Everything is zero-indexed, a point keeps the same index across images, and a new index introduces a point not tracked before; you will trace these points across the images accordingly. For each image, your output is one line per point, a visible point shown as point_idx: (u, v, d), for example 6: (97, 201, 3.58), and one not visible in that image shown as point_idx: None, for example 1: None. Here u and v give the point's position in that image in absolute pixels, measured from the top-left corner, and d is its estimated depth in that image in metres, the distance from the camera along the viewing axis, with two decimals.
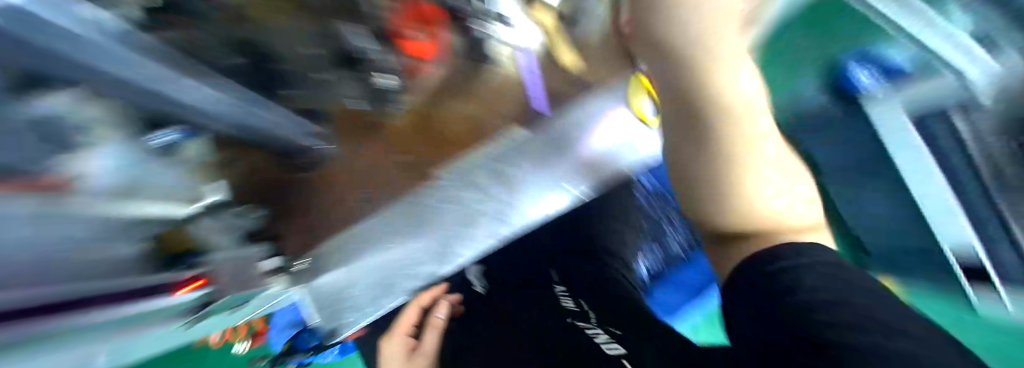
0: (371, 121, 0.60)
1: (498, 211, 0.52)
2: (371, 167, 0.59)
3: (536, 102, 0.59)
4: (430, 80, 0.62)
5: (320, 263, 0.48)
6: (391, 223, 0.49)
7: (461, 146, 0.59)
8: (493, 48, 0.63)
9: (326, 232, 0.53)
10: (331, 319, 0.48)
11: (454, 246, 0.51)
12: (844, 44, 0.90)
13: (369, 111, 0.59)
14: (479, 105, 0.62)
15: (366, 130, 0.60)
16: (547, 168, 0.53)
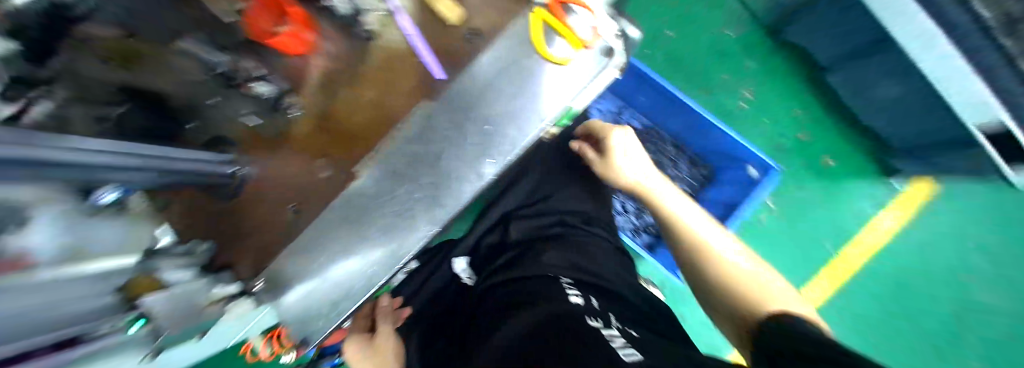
0: (274, 136, 0.51)
1: (444, 191, 0.50)
2: (285, 181, 0.51)
3: (423, 60, 0.49)
4: (323, 75, 0.50)
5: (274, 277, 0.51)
6: (325, 223, 0.50)
7: (366, 138, 0.50)
8: (374, 19, 0.48)
9: (277, 254, 0.52)
10: (303, 329, 0.52)
11: (398, 240, 0.51)
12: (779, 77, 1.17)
13: (260, 125, 0.51)
14: (377, 88, 0.50)
15: (261, 151, 0.51)
16: (489, 141, 0.49)
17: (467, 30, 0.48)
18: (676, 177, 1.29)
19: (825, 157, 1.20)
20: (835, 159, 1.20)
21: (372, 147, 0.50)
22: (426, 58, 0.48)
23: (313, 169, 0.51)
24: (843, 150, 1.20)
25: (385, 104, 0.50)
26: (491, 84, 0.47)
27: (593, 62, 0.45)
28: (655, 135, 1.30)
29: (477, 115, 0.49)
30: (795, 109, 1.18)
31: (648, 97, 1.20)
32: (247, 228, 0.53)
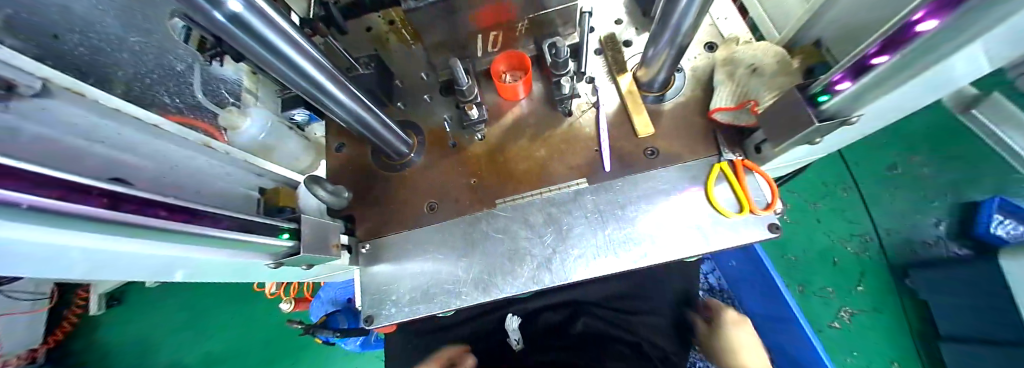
0: (453, 144, 0.60)
1: (554, 262, 0.53)
2: (439, 179, 0.58)
3: (599, 150, 0.56)
4: (517, 121, 0.60)
5: (381, 249, 0.56)
6: (453, 227, 0.55)
7: (521, 182, 0.57)
8: (579, 108, 0.60)
9: (393, 229, 0.57)
10: (373, 305, 0.54)
11: (495, 279, 0.53)
12: (882, 308, 1.05)
13: (448, 131, 0.60)
14: (552, 150, 0.58)
15: (433, 150, 0.60)
16: (620, 244, 0.52)
17: (649, 148, 0.56)
18: None
19: None
20: None
21: (520, 192, 0.56)
22: (604, 151, 0.55)
23: (465, 182, 0.57)
24: None
25: (550, 165, 0.57)
26: (647, 196, 0.53)
27: (749, 223, 0.50)
28: (726, 299, 1.14)
29: (623, 213, 0.53)
30: (894, 366, 1.01)
31: (742, 264, 1.00)
32: (389, 195, 0.59)
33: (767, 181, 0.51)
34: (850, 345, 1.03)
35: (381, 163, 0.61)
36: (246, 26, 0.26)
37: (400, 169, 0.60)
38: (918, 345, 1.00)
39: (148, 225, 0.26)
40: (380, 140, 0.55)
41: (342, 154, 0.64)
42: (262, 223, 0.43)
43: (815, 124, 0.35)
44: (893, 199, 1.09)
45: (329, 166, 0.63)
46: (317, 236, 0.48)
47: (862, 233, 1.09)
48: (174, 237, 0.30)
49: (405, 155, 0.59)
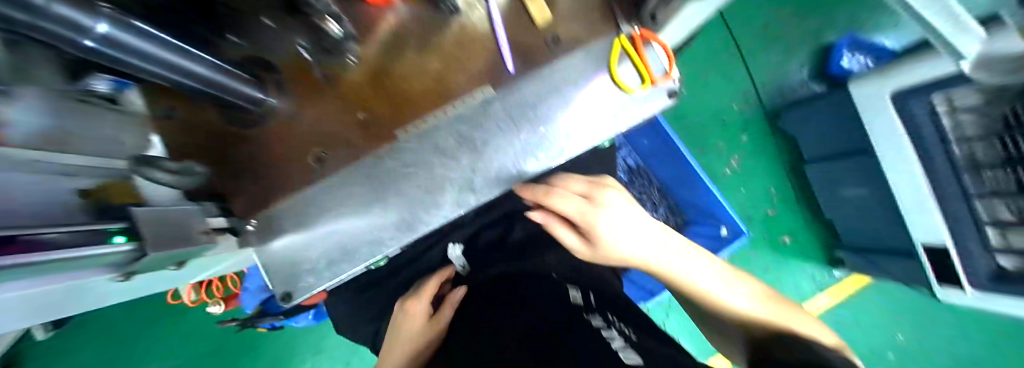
0: (322, 77, 0.48)
1: (478, 182, 0.49)
2: (318, 125, 0.48)
3: (501, 49, 0.49)
4: (395, 33, 0.49)
5: (269, 221, 0.46)
6: (352, 175, 0.47)
7: (421, 107, 0.49)
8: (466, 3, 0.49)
9: (278, 196, 0.47)
10: (288, 282, 0.47)
11: (419, 215, 0.48)
12: (762, 152, 1.24)
13: (311, 61, 0.47)
14: (448, 61, 0.49)
15: (301, 91, 0.48)
16: (538, 145, 0.50)
17: (549, 36, 0.50)
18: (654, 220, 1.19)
19: (785, 235, 1.26)
20: (793, 239, 1.26)
21: (423, 117, 0.49)
22: (504, 48, 0.48)
23: (352, 119, 0.48)
24: (803, 232, 1.26)
25: (448, 78, 0.49)
26: (556, 89, 0.49)
27: (652, 94, 0.50)
28: (643, 175, 1.20)
29: (535, 113, 0.49)
30: (770, 190, 1.25)
31: (651, 140, 1.08)
32: (259, 157, 0.47)
33: (663, 48, 0.49)
34: (742, 183, 1.25)
35: (236, 121, 0.47)
36: (118, 43, 0.27)
37: (264, 124, 0.48)
38: (787, 172, 1.24)
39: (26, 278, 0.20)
40: (223, 94, 0.41)
41: (178, 121, 0.48)
42: (84, 229, 0.31)
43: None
44: (778, 58, 1.22)
45: (162, 140, 0.48)
46: (181, 227, 0.37)
47: (745, 91, 1.23)
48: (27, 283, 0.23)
49: (264, 103, 0.46)
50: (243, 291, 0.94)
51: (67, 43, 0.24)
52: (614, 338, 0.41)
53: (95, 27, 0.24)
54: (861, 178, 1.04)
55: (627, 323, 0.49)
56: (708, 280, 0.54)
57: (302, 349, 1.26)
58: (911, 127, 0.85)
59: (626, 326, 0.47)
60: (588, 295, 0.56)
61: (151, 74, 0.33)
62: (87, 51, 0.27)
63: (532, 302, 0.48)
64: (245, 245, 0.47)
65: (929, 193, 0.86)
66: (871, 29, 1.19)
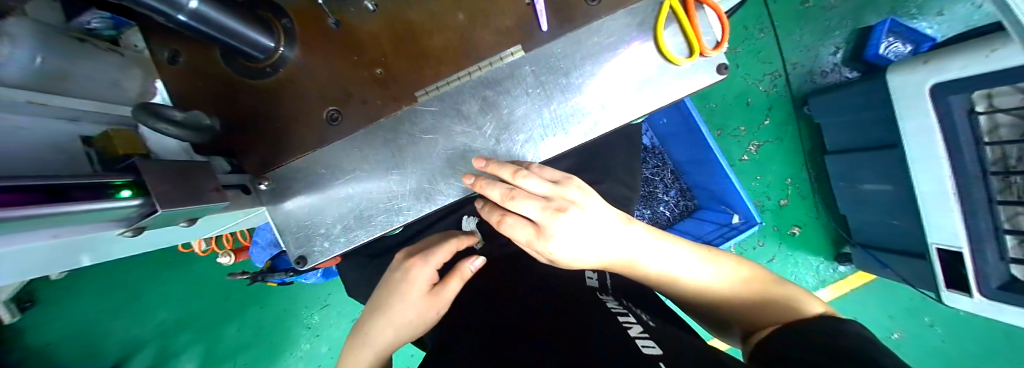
0: (334, 24, 0.43)
1: (502, 153, 0.46)
2: (329, 80, 0.44)
3: (534, 4, 0.44)
4: None
5: (281, 180, 0.44)
6: (368, 136, 0.44)
7: (443, 66, 0.45)
8: None
9: (291, 154, 0.45)
10: (301, 246, 0.45)
11: (438, 186, 0.46)
12: (784, 140, 1.21)
13: (321, 3, 0.42)
14: (474, 14, 0.44)
15: (311, 40, 0.43)
16: (569, 115, 0.46)
17: None
18: (662, 201, 1.25)
19: (794, 226, 1.26)
20: (802, 230, 1.26)
21: (444, 79, 0.45)
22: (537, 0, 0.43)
23: (368, 75, 0.44)
24: (813, 224, 1.26)
25: (474, 34, 0.44)
26: (591, 55, 0.45)
27: (697, 68, 0.45)
28: (658, 155, 1.25)
29: (568, 81, 0.45)
30: (787, 180, 1.23)
31: (670, 119, 1.07)
32: (272, 113, 0.44)
33: (717, 16, 0.44)
34: (757, 170, 1.24)
35: (243, 70, 0.43)
36: (206, 17, 0.33)
37: (271, 77, 0.44)
38: (805, 163, 1.22)
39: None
40: (224, 39, 0.37)
41: (181, 67, 0.45)
42: (102, 181, 0.30)
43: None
44: (815, 39, 1.14)
45: (168, 86, 0.45)
46: (193, 185, 0.35)
47: (772, 72, 1.17)
48: (12, 227, 0.21)
49: (273, 53, 0.42)
50: (254, 247, 0.97)
51: (166, 13, 0.31)
52: (633, 323, 0.38)
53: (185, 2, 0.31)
54: (882, 175, 1.01)
55: (644, 310, 0.48)
56: (684, 265, 0.46)
57: (308, 305, 1.32)
58: (948, 126, 0.80)
59: (645, 313, 0.45)
60: (604, 277, 0.55)
61: (214, 41, 0.37)
62: (177, 22, 0.33)
63: (544, 293, 0.46)
64: (262, 206, 0.45)
65: (954, 197, 0.84)
66: (916, 12, 1.09)
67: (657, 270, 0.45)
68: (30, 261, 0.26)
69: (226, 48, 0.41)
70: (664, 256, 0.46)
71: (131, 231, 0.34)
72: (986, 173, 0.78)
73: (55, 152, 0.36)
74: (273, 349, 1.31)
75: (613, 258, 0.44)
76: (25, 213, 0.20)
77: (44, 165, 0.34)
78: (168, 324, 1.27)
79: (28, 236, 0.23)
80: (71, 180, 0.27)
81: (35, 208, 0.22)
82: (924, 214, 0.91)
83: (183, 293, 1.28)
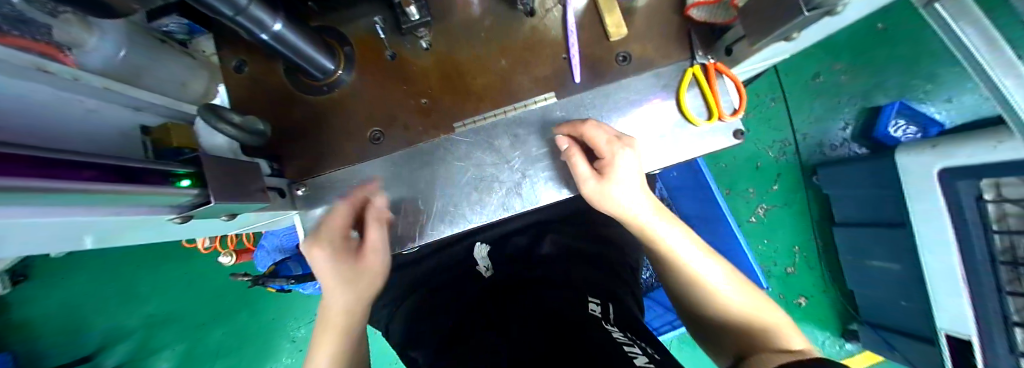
0: (390, 56, 0.49)
1: (526, 186, 0.48)
2: (378, 103, 0.49)
3: (569, 59, 0.49)
4: (467, 25, 0.49)
5: (320, 189, 0.48)
6: (407, 155, 0.48)
7: (481, 102, 0.49)
8: (542, 9, 0.49)
9: (333, 165, 0.49)
10: None
11: (461, 209, 0.48)
12: (792, 206, 1.23)
13: (383, 38, 0.48)
14: (515, 62, 0.49)
15: (368, 66, 0.49)
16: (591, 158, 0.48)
17: (620, 54, 0.50)
18: None
19: (801, 297, 1.23)
20: (809, 301, 1.23)
21: (480, 114, 0.49)
22: (575, 57, 0.48)
23: (414, 104, 0.49)
24: (820, 296, 1.23)
25: (513, 79, 0.49)
26: (617, 109, 0.49)
27: (716, 130, 0.48)
28: (665, 206, 1.27)
29: None
30: (793, 246, 1.23)
31: (681, 173, 1.09)
32: (324, 126, 0.49)
33: (735, 85, 0.47)
34: (765, 234, 1.24)
35: (304, 84, 0.48)
36: (285, 39, 0.38)
37: (326, 93, 0.48)
38: (812, 232, 1.22)
39: (30, 191, 0.19)
40: (296, 59, 0.42)
41: (246, 75, 0.49)
42: (164, 167, 0.32)
43: (801, 14, 0.32)
44: (824, 113, 1.19)
45: (230, 90, 0.49)
46: (238, 182, 0.37)
47: (782, 139, 1.21)
48: (56, 198, 0.22)
49: (332, 74, 0.47)
50: (260, 250, 1.05)
51: (252, 32, 0.36)
52: (639, 353, 0.37)
53: (271, 25, 0.36)
54: (891, 251, 1.01)
55: (650, 345, 0.43)
56: (700, 261, 0.44)
57: (295, 317, 1.24)
58: (957, 210, 0.81)
59: (650, 348, 0.41)
60: (609, 309, 0.50)
61: (285, 58, 0.42)
62: (258, 39, 0.37)
63: (551, 312, 0.47)
64: (296, 208, 0.48)
65: (962, 282, 0.83)
66: (924, 97, 1.14)
67: (672, 248, 0.43)
68: (74, 223, 0.27)
69: (293, 66, 0.46)
70: (682, 240, 0.44)
71: (179, 217, 0.37)
72: (994, 261, 0.78)
73: (118, 138, 0.39)
74: (252, 355, 1.25)
75: (636, 212, 0.43)
76: (96, 189, 0.24)
77: (109, 149, 0.37)
78: (160, 314, 1.27)
79: (89, 210, 0.27)
80: (139, 164, 0.29)
81: (81, 184, 0.23)
82: (933, 296, 0.90)
83: (177, 284, 1.27)
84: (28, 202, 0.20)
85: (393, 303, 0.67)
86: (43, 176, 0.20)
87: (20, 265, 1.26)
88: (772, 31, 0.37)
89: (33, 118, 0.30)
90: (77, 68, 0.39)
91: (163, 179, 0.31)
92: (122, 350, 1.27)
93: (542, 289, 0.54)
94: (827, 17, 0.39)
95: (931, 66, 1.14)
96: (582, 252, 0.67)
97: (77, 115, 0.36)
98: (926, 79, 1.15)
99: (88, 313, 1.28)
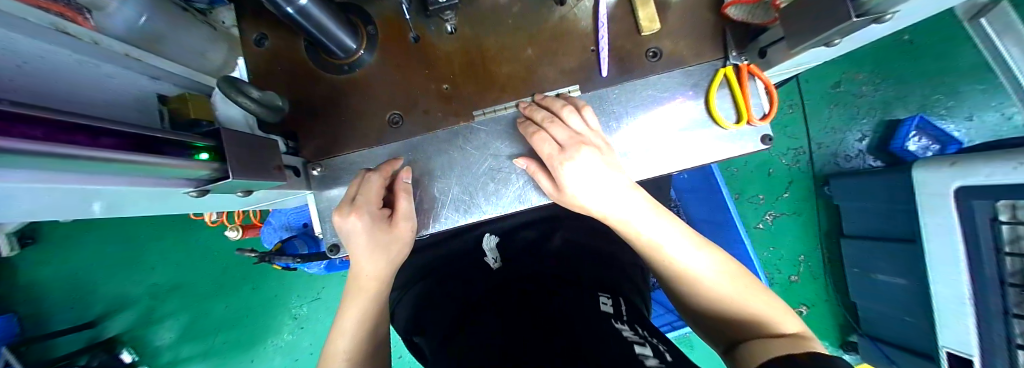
0: (414, 38, 0.48)
1: None
2: (399, 86, 0.48)
3: (597, 50, 0.47)
4: (495, 12, 0.48)
5: (336, 171, 0.47)
6: (426, 141, 0.47)
7: (504, 91, 0.48)
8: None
9: (349, 147, 0.48)
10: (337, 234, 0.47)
11: (475, 199, 0.47)
12: (801, 215, 1.21)
13: (407, 20, 0.47)
14: (541, 51, 0.48)
15: (391, 48, 0.48)
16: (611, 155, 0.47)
17: (650, 49, 0.48)
18: None
19: (802, 305, 1.23)
20: (810, 310, 1.23)
21: (502, 103, 0.48)
22: (603, 49, 0.46)
23: (435, 89, 0.48)
24: (821, 306, 1.23)
25: (538, 69, 0.48)
26: (642, 106, 0.47)
27: (743, 134, 0.47)
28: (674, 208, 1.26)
29: (616, 125, 0.47)
30: (799, 256, 1.23)
31: (691, 175, 1.08)
32: (342, 107, 0.48)
33: (766, 87, 0.46)
34: (771, 241, 1.23)
35: (325, 63, 0.47)
36: (311, 15, 0.36)
37: (344, 72, 0.47)
38: (819, 243, 1.21)
39: (41, 157, 0.17)
40: (320, 36, 0.41)
41: (265, 50, 0.48)
42: (185, 139, 0.31)
43: (851, 19, 0.31)
44: (841, 123, 1.17)
45: (249, 64, 0.48)
46: (255, 159, 0.36)
47: (797, 148, 1.19)
48: (70, 164, 0.21)
49: (353, 53, 0.46)
50: (266, 226, 1.05)
51: (277, 5, 0.34)
52: (650, 350, 0.37)
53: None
54: (899, 267, 1.00)
55: (659, 342, 0.42)
56: (680, 247, 0.40)
57: (298, 294, 1.25)
58: (971, 230, 0.80)
59: (660, 347, 0.40)
60: (619, 303, 0.50)
61: (307, 34, 0.40)
62: (281, 12, 0.35)
63: (558, 307, 0.46)
64: (311, 188, 0.48)
65: (970, 304, 0.83)
66: (945, 113, 1.12)
67: (646, 236, 0.40)
68: (92, 188, 0.27)
69: (313, 42, 0.44)
70: (657, 228, 0.40)
71: (197, 191, 0.37)
72: (1004, 283, 0.77)
73: (133, 106, 0.38)
74: (254, 330, 1.27)
75: (604, 201, 0.40)
76: (116, 158, 0.23)
77: (123, 116, 0.36)
78: (165, 284, 1.29)
79: (111, 179, 0.26)
80: (157, 134, 0.28)
81: (94, 152, 0.22)
82: (939, 315, 0.89)
83: (182, 256, 1.28)
84: (45, 166, 0.20)
85: (401, 289, 0.68)
86: (59, 141, 0.19)
87: (29, 228, 1.27)
88: (817, 35, 0.35)
89: (49, 83, 0.29)
90: (100, 33, 0.37)
91: (182, 151, 0.30)
92: (127, 317, 1.29)
93: (552, 283, 0.54)
94: (873, 25, 0.37)
95: (956, 83, 1.12)
96: (591, 249, 0.67)
97: (94, 79, 0.35)
98: (951, 95, 1.12)
99: (94, 280, 1.30)
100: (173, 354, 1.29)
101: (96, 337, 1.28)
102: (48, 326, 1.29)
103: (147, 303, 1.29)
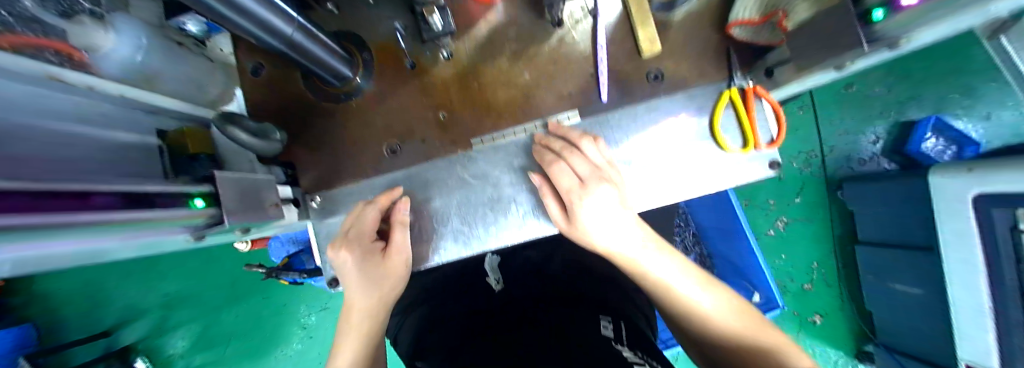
0: (410, 65, 0.47)
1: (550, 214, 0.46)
2: (398, 115, 0.47)
3: (597, 74, 0.46)
4: (493, 37, 0.47)
5: (335, 203, 0.47)
6: (426, 170, 0.47)
7: (502, 116, 0.47)
8: (571, 18, 0.46)
9: (347, 178, 0.48)
10: None
11: (477, 232, 0.46)
12: (813, 221, 1.18)
13: (403, 47, 0.47)
14: (540, 75, 0.47)
15: (387, 75, 0.47)
16: None
17: (651, 71, 0.47)
18: None
19: (815, 313, 1.21)
20: (823, 317, 1.21)
21: (501, 130, 0.47)
22: (603, 74, 0.45)
23: (432, 116, 0.47)
24: (835, 314, 1.20)
25: (537, 93, 0.47)
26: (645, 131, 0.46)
27: (751, 159, 0.45)
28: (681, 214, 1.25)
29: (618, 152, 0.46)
30: (812, 263, 1.19)
31: None
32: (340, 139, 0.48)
33: (773, 109, 0.45)
34: (782, 248, 1.21)
35: (323, 93, 0.47)
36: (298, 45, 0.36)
37: (341, 101, 0.47)
38: (832, 248, 1.18)
39: (35, 228, 0.17)
40: (315, 67, 0.40)
41: (261, 81, 0.48)
42: (179, 189, 0.31)
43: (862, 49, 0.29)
44: (853, 126, 1.14)
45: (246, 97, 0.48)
46: (249, 199, 0.36)
47: (808, 151, 1.16)
48: (62, 232, 0.20)
49: (351, 81, 0.46)
50: (273, 240, 1.06)
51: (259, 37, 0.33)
52: None
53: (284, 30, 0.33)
54: (915, 275, 0.97)
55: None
56: (689, 285, 0.39)
57: (307, 304, 1.27)
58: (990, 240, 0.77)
59: None
60: (620, 328, 0.48)
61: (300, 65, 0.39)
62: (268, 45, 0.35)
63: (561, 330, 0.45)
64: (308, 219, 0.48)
65: (991, 316, 0.80)
66: (962, 113, 1.08)
67: (654, 274, 0.39)
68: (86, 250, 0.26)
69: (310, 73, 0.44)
70: (664, 265, 0.39)
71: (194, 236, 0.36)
72: None
73: (130, 147, 0.38)
74: (264, 340, 1.29)
75: (612, 238, 0.39)
76: (106, 221, 0.23)
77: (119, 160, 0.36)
78: (178, 295, 1.32)
79: (107, 239, 0.26)
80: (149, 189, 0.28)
81: (86, 217, 0.21)
82: (958, 326, 0.86)
83: (193, 268, 1.31)
84: (33, 240, 0.19)
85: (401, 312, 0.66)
86: (54, 211, 0.19)
87: None
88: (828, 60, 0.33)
89: (48, 138, 0.29)
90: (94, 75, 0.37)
91: (175, 200, 0.30)
92: (142, 326, 1.32)
93: (552, 306, 0.53)
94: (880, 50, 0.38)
95: (971, 83, 1.07)
96: (593, 272, 0.66)
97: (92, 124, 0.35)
98: (970, 94, 1.07)
99: (109, 291, 1.33)
100: (186, 363, 1.32)
101: (112, 347, 1.31)
102: (66, 336, 1.32)
103: (162, 313, 1.32)
